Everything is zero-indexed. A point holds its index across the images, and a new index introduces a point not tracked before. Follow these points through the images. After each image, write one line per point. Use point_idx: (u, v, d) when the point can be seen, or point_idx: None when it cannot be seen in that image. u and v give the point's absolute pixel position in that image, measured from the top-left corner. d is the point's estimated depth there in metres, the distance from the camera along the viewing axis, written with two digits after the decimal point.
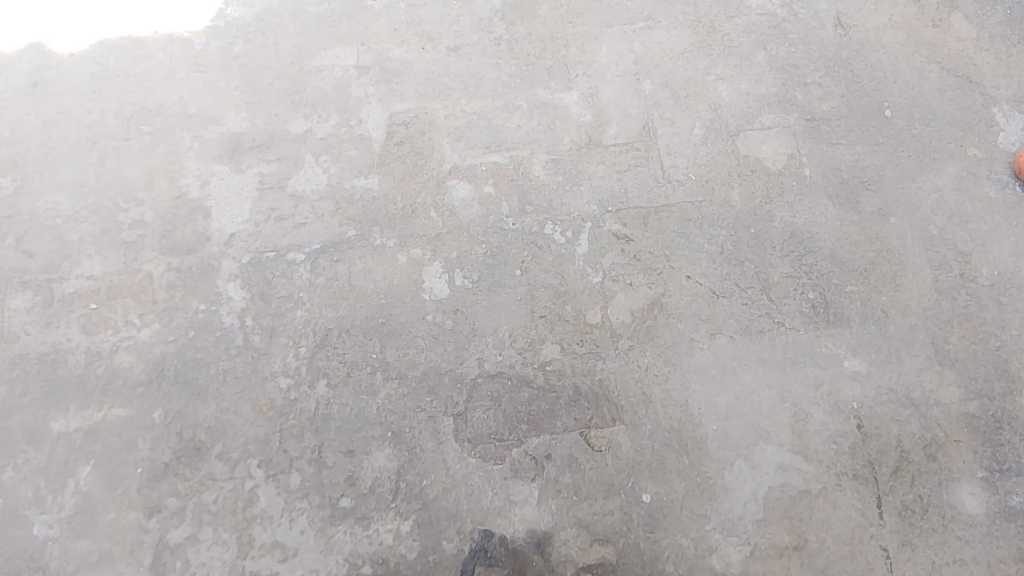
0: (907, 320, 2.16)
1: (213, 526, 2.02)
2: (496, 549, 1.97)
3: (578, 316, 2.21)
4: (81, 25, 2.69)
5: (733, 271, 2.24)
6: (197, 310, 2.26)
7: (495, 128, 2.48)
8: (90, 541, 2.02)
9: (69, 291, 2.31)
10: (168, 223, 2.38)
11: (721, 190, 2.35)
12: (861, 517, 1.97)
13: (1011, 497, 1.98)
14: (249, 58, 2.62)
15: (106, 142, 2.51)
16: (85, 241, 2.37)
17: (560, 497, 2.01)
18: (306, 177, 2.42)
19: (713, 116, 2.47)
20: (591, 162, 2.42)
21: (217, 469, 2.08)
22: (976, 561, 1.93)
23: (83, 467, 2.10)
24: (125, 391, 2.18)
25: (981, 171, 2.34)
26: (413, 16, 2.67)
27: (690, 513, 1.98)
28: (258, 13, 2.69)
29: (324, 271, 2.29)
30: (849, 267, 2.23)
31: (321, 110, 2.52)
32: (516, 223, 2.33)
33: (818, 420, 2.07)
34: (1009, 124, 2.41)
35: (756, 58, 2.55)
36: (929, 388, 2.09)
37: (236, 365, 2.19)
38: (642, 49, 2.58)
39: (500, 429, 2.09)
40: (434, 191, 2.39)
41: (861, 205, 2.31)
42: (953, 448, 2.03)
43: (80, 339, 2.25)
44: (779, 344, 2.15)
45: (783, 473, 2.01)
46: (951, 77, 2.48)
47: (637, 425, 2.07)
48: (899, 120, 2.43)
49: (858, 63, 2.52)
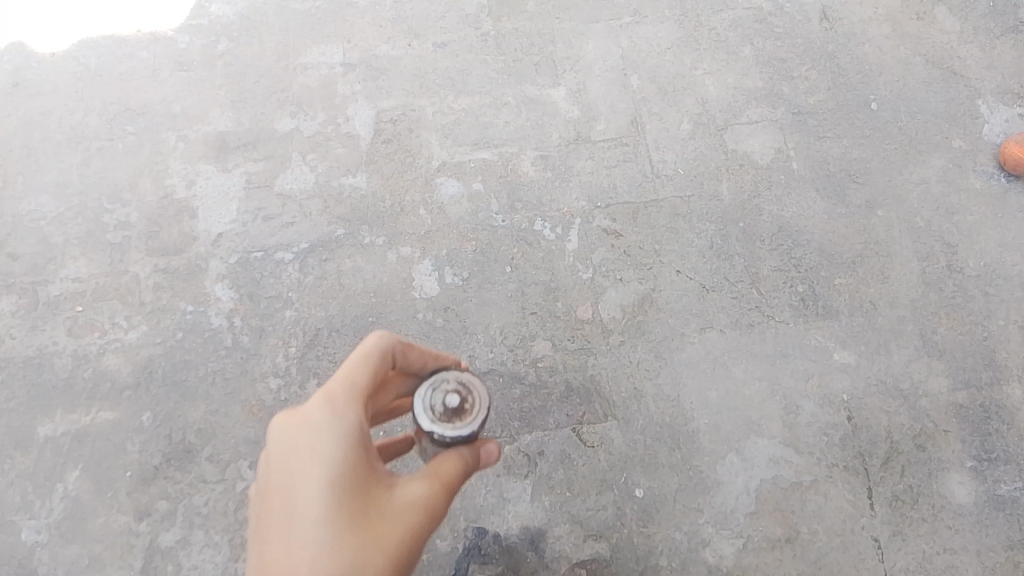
0: (895, 311, 2.17)
1: (204, 529, 2.01)
2: (490, 547, 1.97)
3: (568, 312, 2.21)
4: (62, 25, 2.66)
5: (722, 265, 2.24)
6: (185, 312, 2.25)
7: (483, 124, 2.47)
8: (79, 546, 2.00)
9: (54, 294, 2.28)
10: (154, 223, 2.36)
11: (710, 185, 2.36)
12: (852, 508, 1.98)
13: (998, 486, 2.00)
14: (233, 56, 2.59)
15: (90, 142, 2.48)
16: (70, 243, 2.34)
17: (554, 493, 2.01)
18: (293, 176, 2.41)
19: (701, 111, 2.47)
20: (579, 158, 2.41)
21: (207, 472, 2.07)
22: (966, 550, 1.94)
23: (71, 472, 2.08)
24: (113, 395, 2.16)
25: (966, 163, 2.36)
26: (399, 13, 2.66)
27: (682, 507, 1.99)
28: (243, 11, 2.67)
29: (312, 271, 2.28)
30: (838, 259, 2.24)
31: (307, 108, 2.50)
32: (506, 220, 2.32)
33: (808, 412, 2.08)
34: (993, 116, 2.43)
35: (743, 53, 2.55)
36: (918, 378, 2.10)
37: (225, 367, 2.18)
38: (629, 44, 2.58)
39: (492, 426, 2.08)
40: (423, 188, 2.37)
41: (849, 198, 2.32)
42: (942, 438, 2.04)
43: (66, 342, 2.22)
44: (769, 337, 2.15)
45: (774, 466, 2.02)
46: (936, 69, 2.50)
47: (629, 421, 2.08)
48: (885, 113, 2.44)
49: (844, 57, 2.53)
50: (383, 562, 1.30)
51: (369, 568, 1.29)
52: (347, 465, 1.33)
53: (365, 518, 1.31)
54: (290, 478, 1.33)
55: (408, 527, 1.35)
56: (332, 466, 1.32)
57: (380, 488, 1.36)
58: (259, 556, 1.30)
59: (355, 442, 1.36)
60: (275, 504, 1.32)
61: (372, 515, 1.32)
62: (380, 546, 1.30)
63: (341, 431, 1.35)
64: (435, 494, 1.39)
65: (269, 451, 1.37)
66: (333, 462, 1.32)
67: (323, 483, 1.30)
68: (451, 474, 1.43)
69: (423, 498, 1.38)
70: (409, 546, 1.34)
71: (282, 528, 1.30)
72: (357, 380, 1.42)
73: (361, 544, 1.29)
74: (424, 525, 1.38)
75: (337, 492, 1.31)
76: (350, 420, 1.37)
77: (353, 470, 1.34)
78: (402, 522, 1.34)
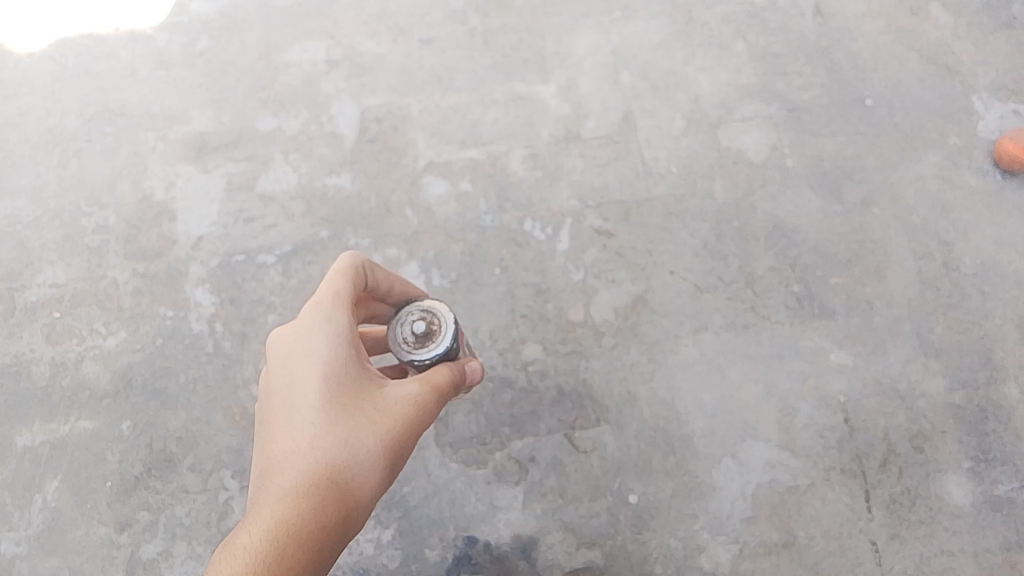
0: (892, 311, 2.13)
1: (186, 540, 1.95)
2: (481, 556, 1.92)
3: (559, 314, 2.16)
4: (38, 24, 2.58)
5: (717, 265, 2.20)
6: (165, 317, 2.18)
7: (471, 122, 2.41)
8: (59, 559, 1.95)
9: (30, 300, 2.22)
10: (134, 226, 2.30)
11: (704, 183, 2.31)
12: (850, 512, 1.94)
13: (997, 487, 1.96)
14: (214, 54, 2.53)
15: (67, 144, 2.41)
16: (47, 248, 2.28)
17: (546, 500, 1.96)
18: (276, 176, 2.35)
19: (693, 108, 2.42)
20: (569, 156, 2.36)
21: (189, 481, 2.00)
22: (963, 552, 1.91)
23: (49, 483, 2.02)
24: (92, 403, 2.10)
25: (961, 159, 2.32)
26: (383, 9, 2.59)
27: (677, 512, 1.94)
28: (224, 8, 2.60)
29: (296, 273, 2.22)
30: (834, 258, 2.20)
31: (291, 107, 2.44)
32: (495, 221, 2.27)
33: (804, 414, 2.03)
34: (988, 112, 2.39)
35: (736, 48, 2.51)
36: (915, 379, 2.06)
37: (207, 373, 2.11)
38: (619, 39, 2.53)
39: (482, 432, 2.03)
40: (410, 188, 2.32)
41: (844, 195, 2.28)
42: (940, 439, 2.01)
43: (43, 349, 2.16)
44: (765, 338, 2.11)
45: (770, 469, 1.98)
46: (931, 65, 2.46)
47: (622, 425, 2.03)
48: (880, 109, 2.40)
49: (838, 52, 2.49)
50: (381, 448, 1.32)
51: (366, 454, 1.30)
52: (341, 361, 1.35)
53: (360, 411, 1.33)
54: (287, 376, 1.35)
55: (402, 419, 1.36)
56: (327, 362, 1.34)
57: (372, 385, 1.37)
58: (262, 448, 1.32)
59: (346, 341, 1.37)
60: (274, 400, 1.35)
61: (367, 406, 1.34)
62: (376, 432, 1.32)
63: (333, 330, 1.37)
64: (426, 393, 1.40)
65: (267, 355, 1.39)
66: (328, 359, 1.34)
67: (318, 376, 1.33)
68: (442, 379, 1.44)
69: (415, 394, 1.38)
70: (405, 437, 1.36)
71: (281, 420, 1.32)
72: (340, 287, 1.41)
73: (358, 430, 1.31)
74: (418, 419, 1.39)
75: (333, 386, 1.33)
76: (343, 323, 1.38)
77: (347, 368, 1.36)
78: (397, 415, 1.36)
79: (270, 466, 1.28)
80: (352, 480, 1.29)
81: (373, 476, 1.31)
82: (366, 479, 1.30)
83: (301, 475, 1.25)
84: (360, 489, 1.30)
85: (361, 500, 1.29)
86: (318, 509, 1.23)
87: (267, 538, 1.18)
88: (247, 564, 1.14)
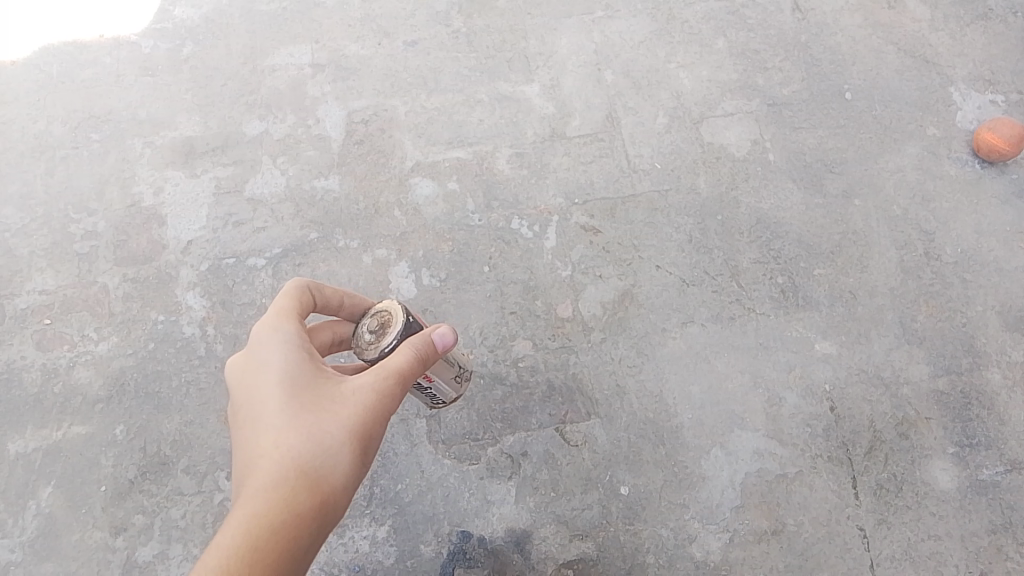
0: (874, 300, 2.17)
1: (182, 543, 1.96)
2: (475, 550, 1.94)
3: (548, 311, 2.18)
4: (23, 32, 2.60)
5: (702, 259, 2.23)
6: (156, 322, 2.19)
7: (456, 123, 2.44)
8: (55, 564, 1.95)
9: (20, 307, 2.22)
10: (123, 232, 2.31)
11: (688, 178, 2.34)
12: (837, 498, 1.97)
13: (981, 471, 1.99)
14: (199, 60, 2.54)
15: (54, 151, 2.42)
16: (37, 255, 2.29)
17: (538, 494, 1.99)
18: (264, 179, 2.36)
19: (676, 104, 2.45)
20: (555, 154, 2.39)
21: (184, 484, 2.01)
22: (950, 536, 1.93)
23: (44, 489, 2.02)
24: (85, 408, 2.11)
25: (940, 150, 2.36)
26: (367, 12, 2.62)
27: (668, 503, 1.97)
28: (208, 13, 2.62)
29: (286, 275, 2.24)
30: (816, 250, 2.24)
31: (277, 111, 2.46)
32: (482, 219, 2.29)
33: (791, 404, 2.07)
34: (966, 103, 2.43)
35: (716, 45, 2.55)
36: (899, 366, 2.10)
37: (199, 376, 2.13)
38: (602, 38, 2.56)
39: (474, 428, 2.06)
40: (397, 189, 2.34)
41: (825, 187, 2.32)
42: (924, 425, 2.04)
43: (34, 356, 2.16)
44: (751, 329, 2.14)
45: (758, 458, 2.01)
46: (908, 57, 2.50)
47: (612, 418, 2.06)
48: (859, 102, 2.44)
49: (817, 47, 2.53)
50: (345, 434, 1.34)
51: (329, 443, 1.33)
52: (293, 365, 1.40)
53: (318, 407, 1.36)
54: (246, 388, 1.40)
55: (360, 405, 1.37)
56: (281, 367, 1.39)
57: (329, 382, 1.40)
58: (234, 457, 1.38)
59: (297, 347, 1.42)
60: (238, 413, 1.40)
61: (326, 400, 1.37)
62: (337, 421, 1.34)
63: (281, 339, 1.42)
64: (381, 379, 1.39)
65: (226, 377, 1.45)
66: (279, 364, 1.39)
67: (274, 381, 1.37)
68: (401, 364, 1.42)
69: (371, 382, 1.39)
70: (368, 422, 1.37)
71: (246, 427, 1.37)
72: (287, 305, 1.50)
73: (317, 422, 1.34)
74: (382, 404, 1.39)
75: (288, 387, 1.37)
76: (290, 331, 1.44)
77: (301, 370, 1.40)
78: (355, 403, 1.37)
79: (242, 469, 1.33)
80: (320, 470, 1.32)
81: (341, 464, 1.34)
82: (335, 465, 1.33)
83: (268, 471, 1.30)
84: (331, 475, 1.33)
85: (334, 487, 1.33)
86: (288, 500, 1.28)
87: (241, 533, 1.23)
88: (224, 556, 1.20)
